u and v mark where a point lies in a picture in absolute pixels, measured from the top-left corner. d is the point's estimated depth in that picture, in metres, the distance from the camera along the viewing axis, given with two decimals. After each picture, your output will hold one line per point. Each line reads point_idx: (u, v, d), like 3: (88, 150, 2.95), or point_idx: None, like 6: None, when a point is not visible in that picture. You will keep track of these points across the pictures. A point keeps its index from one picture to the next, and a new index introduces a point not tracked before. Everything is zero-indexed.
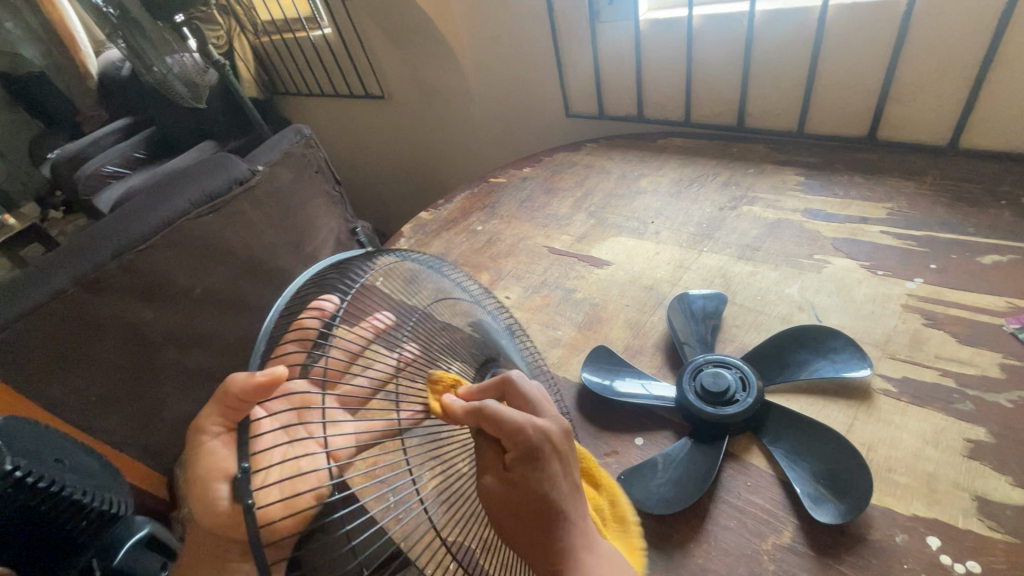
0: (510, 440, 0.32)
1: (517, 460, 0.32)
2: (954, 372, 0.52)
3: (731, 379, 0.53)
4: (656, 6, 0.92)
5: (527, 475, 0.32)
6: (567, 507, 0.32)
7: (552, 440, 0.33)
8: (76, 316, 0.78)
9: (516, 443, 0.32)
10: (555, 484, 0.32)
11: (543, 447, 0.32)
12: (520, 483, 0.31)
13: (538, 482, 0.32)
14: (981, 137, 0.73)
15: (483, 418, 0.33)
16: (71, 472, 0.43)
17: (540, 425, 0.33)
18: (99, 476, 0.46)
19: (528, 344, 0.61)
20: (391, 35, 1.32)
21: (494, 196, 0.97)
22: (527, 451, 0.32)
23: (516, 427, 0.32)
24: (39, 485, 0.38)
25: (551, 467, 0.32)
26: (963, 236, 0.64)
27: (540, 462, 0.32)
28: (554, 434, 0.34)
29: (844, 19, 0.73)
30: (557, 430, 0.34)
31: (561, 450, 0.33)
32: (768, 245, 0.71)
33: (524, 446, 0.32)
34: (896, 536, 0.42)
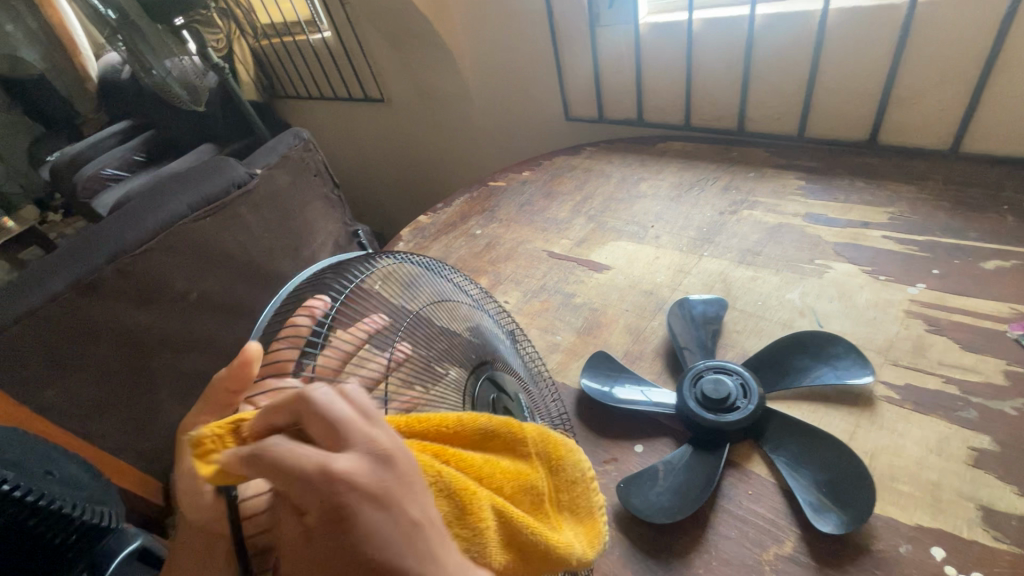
0: (304, 498, 0.23)
1: (316, 522, 0.23)
2: (958, 379, 0.51)
3: (732, 385, 0.52)
4: (657, 10, 0.92)
5: (338, 538, 0.23)
6: (410, 564, 0.23)
7: (357, 485, 0.23)
8: (71, 320, 0.77)
9: (310, 499, 0.23)
10: (378, 543, 0.23)
11: (340, 502, 0.23)
12: (331, 557, 0.23)
13: (352, 543, 0.23)
14: (982, 142, 0.72)
15: (263, 466, 0.24)
16: (57, 485, 0.48)
17: (339, 468, 0.23)
18: (87, 487, 0.52)
19: (526, 346, 0.60)
20: (391, 38, 1.32)
21: (493, 200, 0.96)
22: (327, 509, 0.23)
23: (300, 483, 0.23)
24: (26, 498, 0.44)
25: (370, 518, 0.23)
26: (965, 241, 0.63)
27: (346, 522, 0.23)
28: (356, 479, 0.23)
29: (844, 23, 0.73)
30: (363, 460, 0.24)
31: (382, 487, 0.24)
32: (768, 250, 0.71)
33: (322, 503, 0.23)
34: (900, 546, 0.42)
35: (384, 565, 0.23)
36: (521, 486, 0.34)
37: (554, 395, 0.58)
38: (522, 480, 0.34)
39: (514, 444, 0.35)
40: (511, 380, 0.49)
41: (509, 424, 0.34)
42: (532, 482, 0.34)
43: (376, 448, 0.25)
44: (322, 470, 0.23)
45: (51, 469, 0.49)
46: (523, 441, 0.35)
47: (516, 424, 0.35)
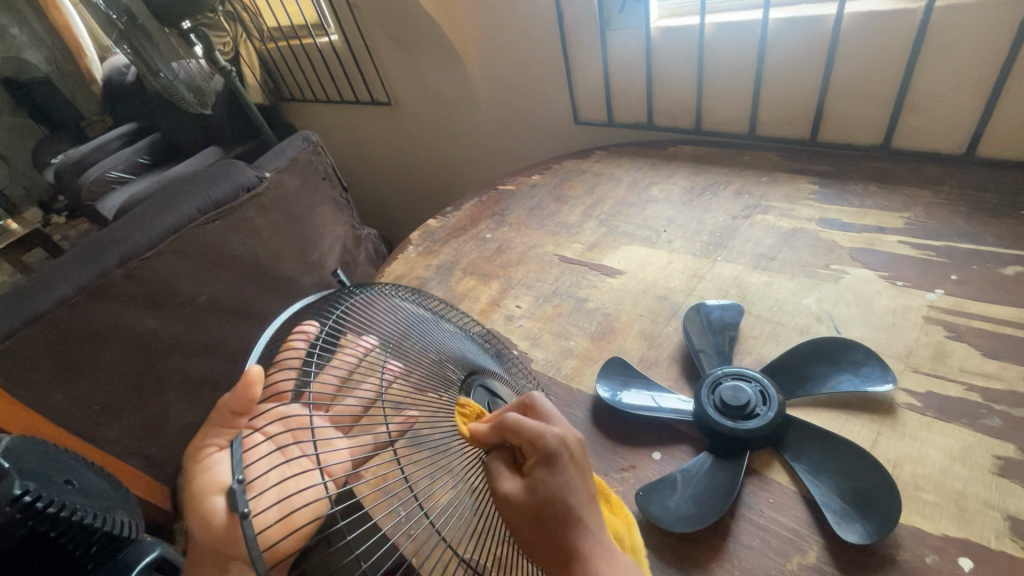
0: (529, 448, 0.32)
1: (537, 468, 0.32)
2: (980, 386, 0.51)
3: (751, 393, 0.52)
4: (667, 14, 0.92)
5: (547, 479, 0.31)
6: (586, 518, 0.31)
7: (570, 449, 0.32)
8: (81, 324, 0.77)
9: (535, 451, 0.32)
10: (571, 493, 0.31)
11: (560, 455, 0.32)
12: (539, 490, 0.31)
13: (554, 488, 0.31)
14: (998, 146, 0.72)
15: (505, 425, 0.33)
16: (80, 497, 0.40)
17: (558, 433, 0.33)
18: (108, 495, 0.44)
19: (517, 367, 0.60)
20: (399, 41, 1.32)
21: (502, 204, 0.96)
22: (545, 457, 0.32)
23: (537, 435, 0.32)
24: (46, 509, 0.36)
25: (568, 474, 0.32)
26: (984, 246, 0.63)
27: (557, 468, 0.32)
28: (571, 444, 0.33)
29: (858, 27, 0.73)
30: (575, 437, 0.33)
31: (578, 460, 0.33)
32: (783, 255, 0.70)
33: (543, 453, 0.32)
34: (926, 557, 0.41)
35: (571, 510, 0.31)
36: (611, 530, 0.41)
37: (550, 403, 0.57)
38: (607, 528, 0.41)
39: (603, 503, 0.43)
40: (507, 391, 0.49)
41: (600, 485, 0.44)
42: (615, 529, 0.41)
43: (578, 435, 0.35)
44: (551, 432, 0.32)
45: (71, 477, 0.41)
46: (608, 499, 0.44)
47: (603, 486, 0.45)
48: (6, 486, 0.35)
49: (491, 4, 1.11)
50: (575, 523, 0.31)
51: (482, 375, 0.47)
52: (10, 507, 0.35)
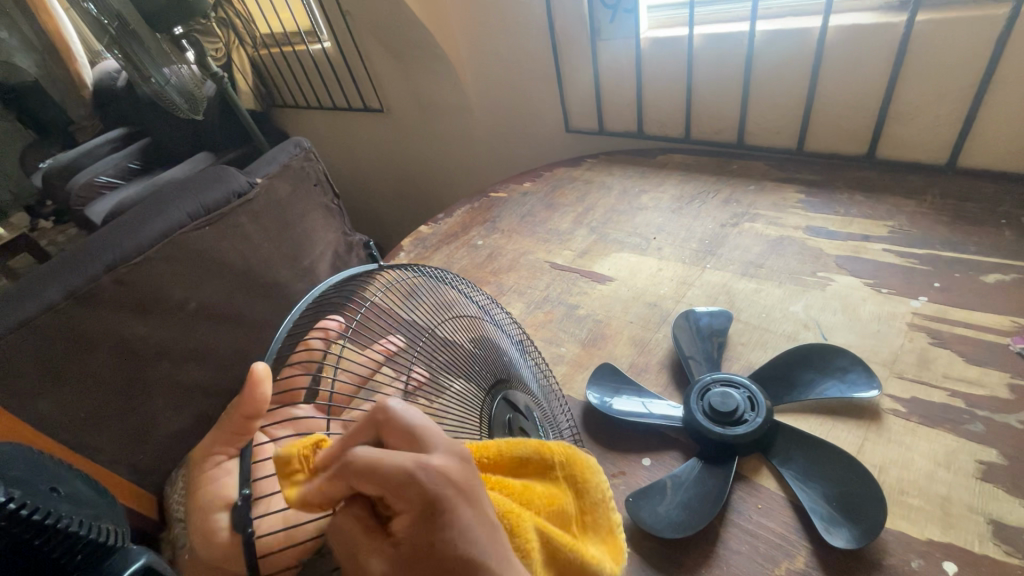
0: (398, 500, 0.25)
1: (410, 522, 0.25)
2: (963, 392, 0.51)
3: (740, 399, 0.52)
4: (658, 26, 0.93)
5: (428, 535, 0.25)
6: (492, 558, 0.25)
7: (451, 481, 0.26)
8: (67, 330, 0.76)
9: (404, 500, 0.25)
10: (462, 541, 0.25)
11: (437, 500, 0.25)
12: (419, 553, 0.25)
13: (446, 539, 0.25)
14: (978, 157, 0.73)
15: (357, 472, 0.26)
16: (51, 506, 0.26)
17: (432, 466, 0.26)
18: (96, 507, 0.31)
19: (536, 357, 0.60)
20: (392, 49, 1.33)
21: (494, 211, 0.96)
22: (423, 507, 0.25)
23: (402, 483, 0.25)
24: (30, 516, 0.23)
25: (460, 513, 0.25)
26: (965, 254, 0.64)
27: (440, 519, 0.25)
28: (451, 477, 0.26)
29: (844, 40, 0.74)
30: (452, 460, 0.27)
31: (465, 488, 0.26)
32: (771, 262, 0.71)
33: (417, 501, 0.25)
34: (912, 561, 0.42)
35: (474, 558, 0.25)
36: (553, 508, 0.35)
37: (562, 407, 0.57)
38: (550, 503, 0.35)
39: (544, 470, 0.36)
40: (525, 397, 0.49)
41: (543, 450, 0.36)
42: (562, 505, 0.35)
43: (457, 454, 0.27)
44: (418, 468, 0.25)
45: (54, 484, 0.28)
46: (553, 465, 0.36)
47: (547, 449, 0.36)
48: None
49: (484, 14, 1.12)
50: (484, 572, 0.25)
51: (506, 383, 0.47)
52: None
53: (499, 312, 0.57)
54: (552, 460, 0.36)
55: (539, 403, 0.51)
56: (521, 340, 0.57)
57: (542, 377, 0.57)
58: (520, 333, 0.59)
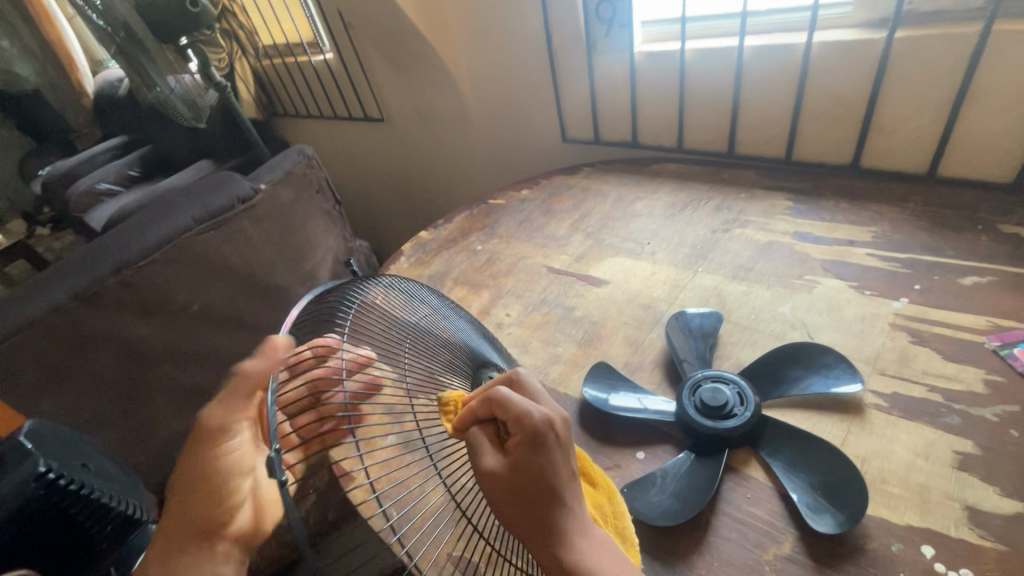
0: (516, 425, 0.33)
1: (520, 445, 0.32)
2: (941, 387, 0.54)
3: (729, 394, 0.54)
4: (651, 40, 0.97)
5: (532, 459, 0.32)
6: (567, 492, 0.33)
7: (556, 429, 0.33)
8: (73, 330, 0.77)
9: (521, 429, 0.33)
10: (552, 475, 0.32)
11: (545, 436, 0.32)
12: (521, 466, 0.32)
13: (543, 466, 0.32)
14: (957, 167, 0.77)
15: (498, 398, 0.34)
16: (95, 477, 0.51)
17: (547, 415, 0.33)
18: (122, 483, 0.55)
19: None
20: (393, 61, 1.36)
21: (492, 217, 0.99)
22: (531, 436, 0.32)
23: (523, 413, 0.33)
24: (67, 486, 0.47)
25: (553, 456, 0.32)
26: (944, 258, 0.67)
27: (543, 449, 0.32)
28: (558, 426, 0.33)
29: (828, 55, 0.78)
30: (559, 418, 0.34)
31: (564, 439, 0.33)
32: (760, 266, 0.74)
33: (530, 432, 0.32)
34: (892, 545, 0.44)
35: (557, 488, 0.32)
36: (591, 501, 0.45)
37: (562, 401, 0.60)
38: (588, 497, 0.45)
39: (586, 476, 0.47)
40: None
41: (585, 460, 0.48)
42: (598, 501, 0.45)
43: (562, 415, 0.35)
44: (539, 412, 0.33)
45: (88, 463, 0.52)
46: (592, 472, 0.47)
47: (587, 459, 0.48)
48: (31, 466, 0.46)
49: (483, 27, 1.16)
50: (558, 500, 0.32)
51: (497, 368, 0.52)
52: (35, 482, 0.45)
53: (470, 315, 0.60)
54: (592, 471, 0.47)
55: None
56: (488, 338, 0.59)
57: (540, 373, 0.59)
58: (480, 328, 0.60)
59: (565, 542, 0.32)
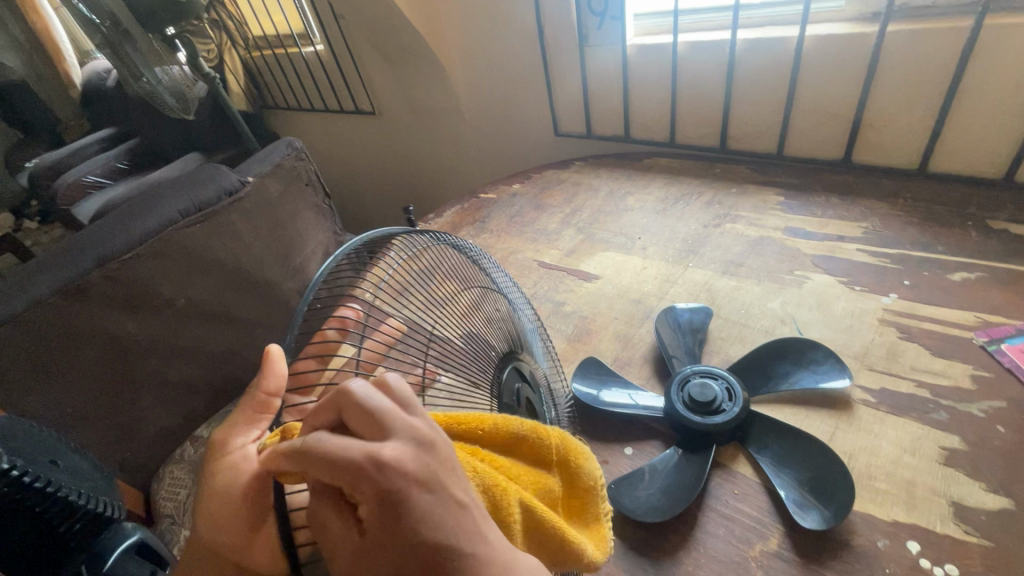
0: (354, 490, 0.22)
1: (367, 512, 0.21)
2: (929, 382, 0.54)
3: (718, 389, 0.54)
4: (643, 34, 0.96)
5: (389, 525, 0.21)
6: (466, 545, 0.22)
7: (408, 471, 0.22)
8: (56, 326, 0.76)
9: (362, 492, 0.22)
10: (431, 531, 0.21)
11: (391, 491, 0.21)
12: (386, 548, 0.21)
13: (412, 530, 0.21)
14: (946, 163, 0.77)
15: (304, 458, 0.22)
16: (63, 475, 0.46)
17: (385, 457, 0.22)
18: (93, 480, 0.50)
19: (547, 343, 0.62)
20: (384, 52, 1.34)
21: (483, 212, 0.98)
22: (383, 498, 0.21)
23: (351, 472, 0.21)
24: (33, 485, 0.40)
25: (421, 506, 0.22)
26: (934, 253, 0.67)
27: (404, 507, 0.21)
28: (409, 463, 0.22)
29: (820, 50, 0.78)
30: (414, 449, 0.23)
31: (428, 475, 0.22)
32: (750, 261, 0.74)
33: (373, 492, 0.21)
34: (878, 541, 0.44)
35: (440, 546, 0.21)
36: (539, 488, 0.34)
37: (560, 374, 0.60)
38: (535, 482, 0.34)
39: (537, 449, 0.35)
40: (534, 372, 0.52)
41: (537, 429, 0.35)
42: (547, 484, 0.34)
43: (424, 433, 0.24)
44: (370, 460, 0.22)
45: (54, 458, 0.47)
46: (547, 446, 0.35)
47: (543, 431, 0.35)
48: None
49: (475, 19, 1.14)
50: (458, 563, 0.22)
51: (517, 355, 0.50)
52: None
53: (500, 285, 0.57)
54: (547, 439, 0.35)
55: (547, 386, 0.53)
56: (534, 324, 0.60)
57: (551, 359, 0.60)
58: (534, 317, 0.62)
59: None
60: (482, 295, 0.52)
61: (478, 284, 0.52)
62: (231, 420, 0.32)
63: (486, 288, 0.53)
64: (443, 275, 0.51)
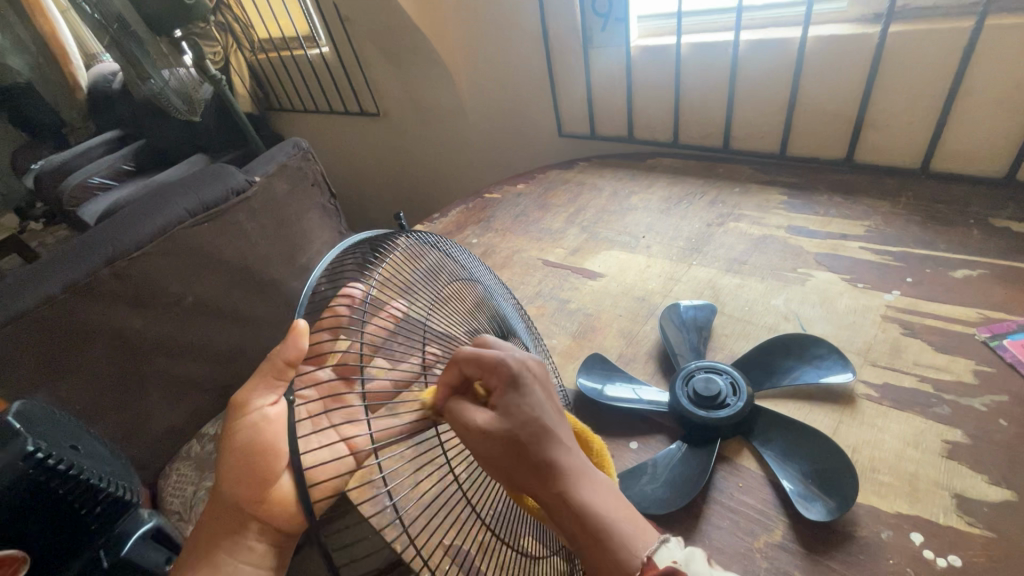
0: (493, 376, 0.33)
1: (502, 395, 0.32)
2: (931, 377, 0.55)
3: (722, 384, 0.55)
4: (647, 35, 0.97)
5: (517, 402, 0.32)
6: (560, 431, 0.33)
7: (531, 373, 0.34)
8: (65, 322, 0.76)
9: (500, 377, 0.33)
10: (541, 412, 0.33)
11: (522, 378, 0.33)
12: (512, 417, 0.32)
13: (530, 409, 0.32)
14: (948, 162, 0.77)
15: (463, 357, 0.34)
16: (86, 459, 0.50)
17: (517, 359, 0.34)
18: (112, 467, 0.54)
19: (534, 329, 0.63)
20: (389, 55, 1.36)
21: (488, 211, 0.99)
22: (512, 381, 0.33)
23: (496, 364, 0.33)
24: (56, 467, 0.45)
25: (534, 393, 0.33)
26: (936, 251, 0.68)
27: (526, 391, 0.33)
28: (532, 370, 0.35)
29: (823, 50, 0.78)
30: (534, 364, 0.36)
31: (541, 381, 0.35)
32: (754, 259, 0.74)
33: (510, 378, 0.33)
34: (881, 532, 0.44)
35: (544, 423, 0.32)
36: None
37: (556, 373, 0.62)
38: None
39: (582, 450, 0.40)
40: (521, 356, 0.52)
41: (585, 433, 0.40)
42: None
43: (538, 363, 0.37)
44: (510, 360, 0.34)
45: (77, 444, 0.51)
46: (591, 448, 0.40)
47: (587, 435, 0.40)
48: (21, 444, 0.44)
49: (480, 21, 1.15)
50: (552, 437, 0.32)
51: (507, 342, 0.51)
52: (23, 461, 0.43)
53: (499, 289, 0.58)
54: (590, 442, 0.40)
55: None
56: (521, 315, 0.61)
57: (541, 350, 0.61)
58: (521, 309, 0.63)
59: (566, 479, 0.31)
60: (482, 297, 0.52)
61: (479, 286, 0.53)
62: (252, 385, 0.37)
63: (485, 291, 0.54)
64: (443, 276, 0.51)
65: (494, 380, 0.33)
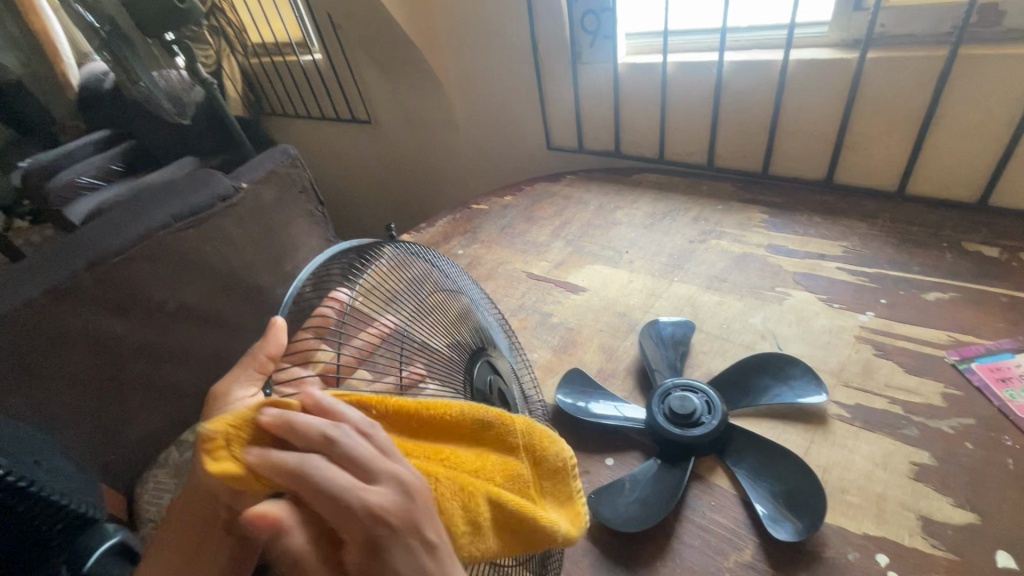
0: (345, 527, 0.26)
1: (354, 551, 0.27)
2: (901, 399, 0.56)
3: (697, 402, 0.55)
4: (635, 53, 0.98)
5: (370, 561, 0.27)
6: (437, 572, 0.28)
7: (389, 520, 0.27)
8: (43, 327, 0.75)
9: (351, 530, 0.26)
10: (406, 569, 0.27)
11: (376, 535, 0.26)
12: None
13: (389, 569, 0.27)
14: (923, 186, 0.79)
15: (302, 489, 0.26)
16: (46, 474, 0.48)
17: (373, 504, 0.27)
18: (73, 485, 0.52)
19: (514, 340, 0.64)
20: (381, 63, 1.37)
21: (475, 222, 0.99)
22: (367, 541, 0.26)
23: (345, 518, 0.26)
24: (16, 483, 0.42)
25: (399, 548, 0.27)
26: (910, 273, 0.69)
27: (384, 548, 0.27)
28: (391, 514, 0.27)
29: (803, 73, 0.80)
30: (395, 497, 0.27)
31: (406, 523, 0.27)
32: (734, 277, 0.75)
33: (361, 533, 0.26)
34: (849, 553, 0.45)
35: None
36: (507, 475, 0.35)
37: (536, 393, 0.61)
38: (505, 471, 0.35)
39: (504, 438, 0.36)
40: (505, 369, 0.54)
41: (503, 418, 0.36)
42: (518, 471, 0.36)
43: (406, 484, 0.28)
44: (361, 506, 0.26)
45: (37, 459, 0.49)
46: (512, 433, 0.36)
47: (508, 417, 0.36)
48: None
49: (470, 32, 1.16)
50: None
51: (490, 352, 0.52)
52: None
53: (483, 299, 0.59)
54: (512, 430, 0.36)
55: (523, 398, 0.55)
56: (499, 323, 0.61)
57: (523, 360, 0.62)
58: (497, 313, 0.63)
59: None
60: (464, 310, 0.52)
61: (459, 299, 0.53)
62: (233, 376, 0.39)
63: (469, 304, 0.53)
64: (428, 287, 0.50)
65: (343, 531, 0.26)
